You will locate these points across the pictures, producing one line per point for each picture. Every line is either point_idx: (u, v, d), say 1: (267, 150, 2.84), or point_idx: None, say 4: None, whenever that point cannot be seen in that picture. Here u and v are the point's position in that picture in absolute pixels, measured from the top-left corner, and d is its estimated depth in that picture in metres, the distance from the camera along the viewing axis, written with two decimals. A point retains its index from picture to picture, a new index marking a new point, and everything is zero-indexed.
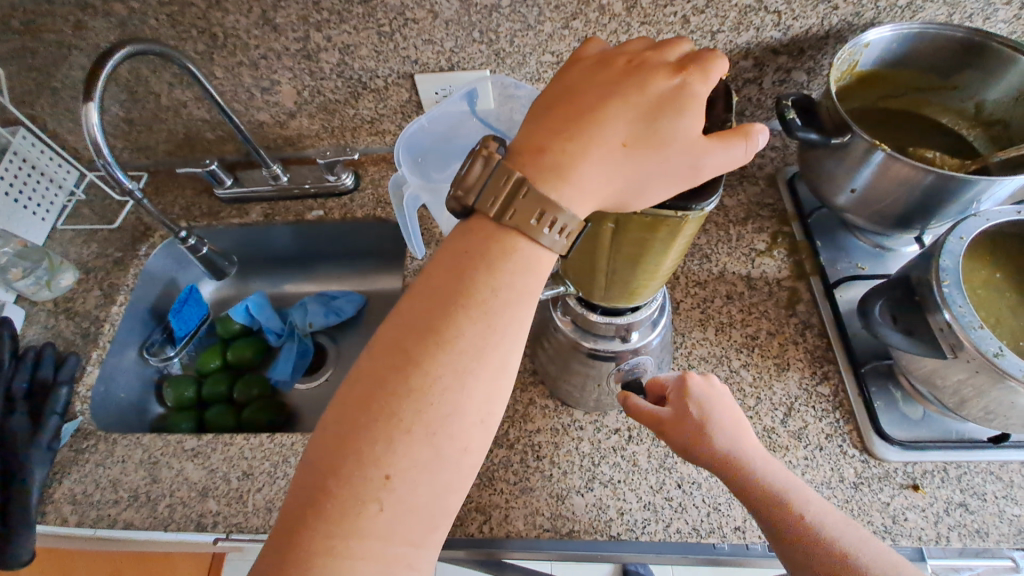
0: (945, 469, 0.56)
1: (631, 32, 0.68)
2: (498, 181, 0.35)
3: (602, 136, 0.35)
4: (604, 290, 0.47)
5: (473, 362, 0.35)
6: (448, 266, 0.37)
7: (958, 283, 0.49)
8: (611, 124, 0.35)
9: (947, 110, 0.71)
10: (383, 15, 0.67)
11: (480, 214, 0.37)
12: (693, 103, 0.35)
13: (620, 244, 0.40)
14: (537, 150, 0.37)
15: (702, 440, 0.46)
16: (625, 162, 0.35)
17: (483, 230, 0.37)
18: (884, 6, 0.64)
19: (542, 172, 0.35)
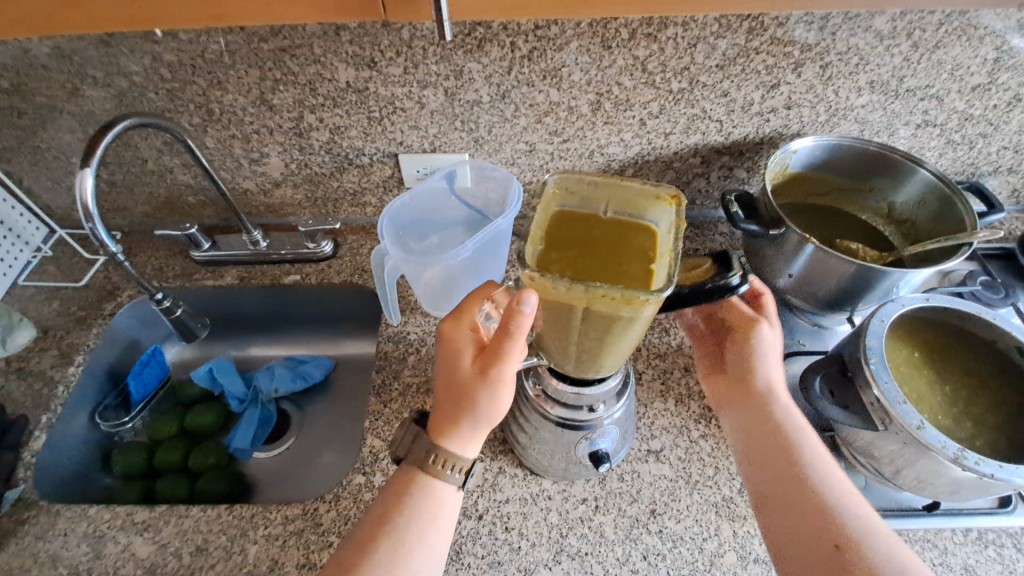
0: None
1: (595, 130, 0.76)
2: (457, 371, 0.49)
3: (466, 378, 0.48)
4: (574, 361, 0.50)
5: (431, 518, 0.49)
6: (438, 427, 0.50)
7: (883, 362, 0.55)
8: (466, 367, 0.48)
9: (865, 209, 0.80)
10: (374, 103, 0.73)
11: (449, 394, 0.49)
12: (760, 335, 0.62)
13: (589, 322, 0.44)
14: (441, 390, 0.50)
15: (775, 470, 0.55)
16: (488, 397, 0.48)
17: (451, 404, 0.49)
18: (808, 120, 0.75)
19: (440, 422, 0.50)
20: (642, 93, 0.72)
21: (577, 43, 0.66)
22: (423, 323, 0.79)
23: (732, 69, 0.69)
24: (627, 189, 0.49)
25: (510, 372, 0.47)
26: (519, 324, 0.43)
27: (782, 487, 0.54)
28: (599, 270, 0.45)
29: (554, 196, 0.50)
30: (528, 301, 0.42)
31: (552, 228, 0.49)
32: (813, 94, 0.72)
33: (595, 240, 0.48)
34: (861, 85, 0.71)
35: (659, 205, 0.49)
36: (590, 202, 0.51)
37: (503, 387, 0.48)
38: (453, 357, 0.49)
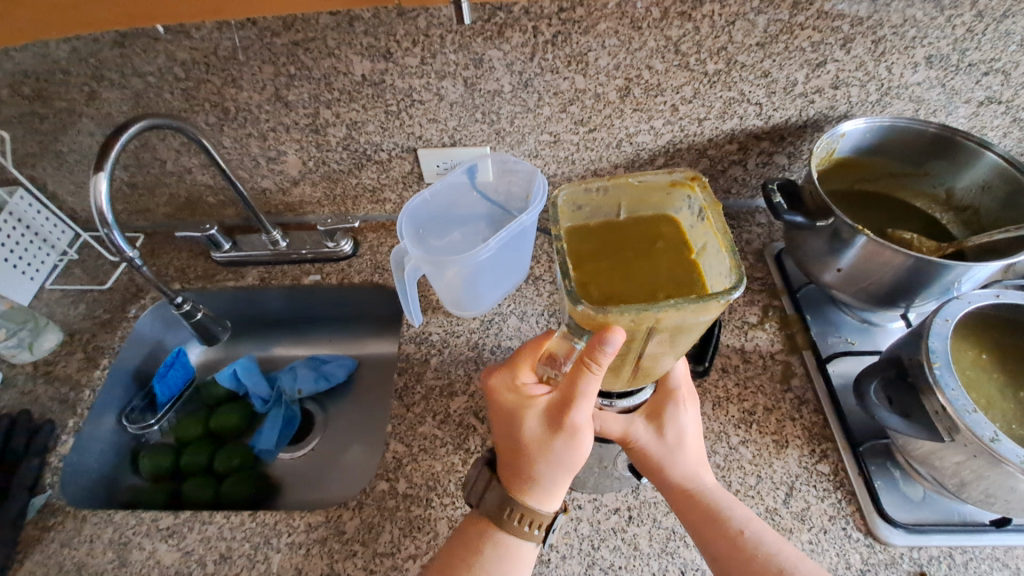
0: (951, 555, 0.54)
1: (624, 117, 0.72)
2: (530, 419, 0.48)
3: (538, 427, 0.48)
4: (629, 372, 0.53)
5: (508, 573, 0.49)
6: (510, 477, 0.49)
7: (949, 365, 0.50)
8: (533, 425, 0.48)
9: (921, 195, 0.73)
10: (391, 96, 0.70)
11: (523, 445, 0.48)
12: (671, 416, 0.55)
13: (655, 338, 0.46)
14: (506, 446, 0.50)
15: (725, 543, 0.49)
16: (565, 442, 0.47)
17: (526, 455, 0.48)
18: (856, 101, 0.70)
19: (511, 484, 0.49)
20: (674, 77, 0.67)
21: (605, 25, 0.62)
22: (445, 323, 0.76)
23: (774, 48, 0.64)
24: (638, 186, 0.51)
25: (583, 417, 0.47)
26: (597, 364, 0.44)
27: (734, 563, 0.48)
28: (643, 280, 0.48)
29: (567, 213, 0.52)
30: (613, 341, 0.42)
31: (578, 245, 0.50)
32: (863, 72, 0.66)
33: (626, 249, 0.50)
34: (917, 60, 0.65)
35: (676, 189, 0.51)
36: (606, 207, 0.53)
37: (579, 435, 0.48)
38: (516, 414, 0.49)
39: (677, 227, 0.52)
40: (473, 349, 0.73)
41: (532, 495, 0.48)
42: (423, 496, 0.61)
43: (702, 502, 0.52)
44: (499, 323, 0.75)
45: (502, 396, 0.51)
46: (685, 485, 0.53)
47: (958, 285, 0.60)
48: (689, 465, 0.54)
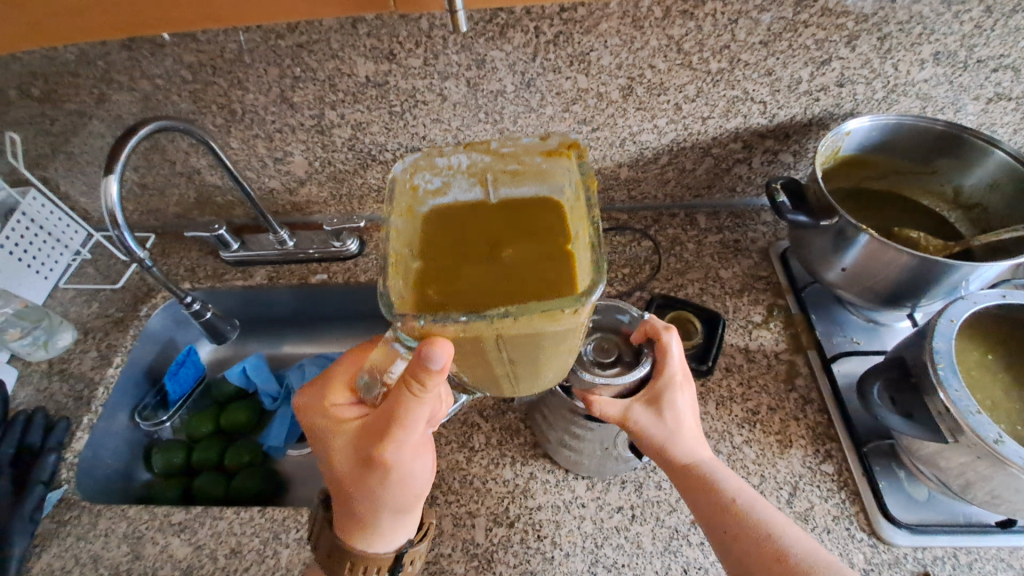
0: (955, 555, 0.54)
1: (627, 116, 0.72)
2: (353, 452, 0.49)
3: (358, 461, 0.48)
4: (509, 383, 0.48)
5: None
6: (345, 513, 0.50)
7: (953, 366, 0.50)
8: (346, 457, 0.49)
9: (928, 193, 0.73)
10: (395, 97, 0.71)
11: (348, 480, 0.49)
12: (670, 398, 0.53)
13: (510, 347, 0.41)
14: (332, 477, 0.51)
15: (724, 515, 0.49)
16: (384, 471, 0.48)
17: (354, 488, 0.49)
18: (862, 98, 0.69)
19: (342, 522, 0.51)
20: (677, 76, 0.67)
21: (607, 25, 0.62)
22: None
23: (778, 45, 0.63)
24: (502, 155, 0.49)
25: (401, 442, 0.46)
26: (414, 391, 0.42)
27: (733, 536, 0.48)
28: (498, 277, 0.43)
29: (426, 200, 0.49)
30: (435, 358, 0.38)
31: (434, 233, 0.47)
32: (869, 69, 0.65)
33: (488, 232, 0.47)
34: (924, 57, 0.64)
35: (553, 159, 0.48)
36: (472, 191, 0.50)
37: (397, 461, 0.48)
38: (330, 442, 0.50)
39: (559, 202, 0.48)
40: None
41: (362, 531, 0.50)
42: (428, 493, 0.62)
43: (702, 481, 0.51)
44: None
45: (320, 425, 0.51)
46: (684, 463, 0.53)
47: (964, 284, 0.59)
48: (687, 443, 0.53)
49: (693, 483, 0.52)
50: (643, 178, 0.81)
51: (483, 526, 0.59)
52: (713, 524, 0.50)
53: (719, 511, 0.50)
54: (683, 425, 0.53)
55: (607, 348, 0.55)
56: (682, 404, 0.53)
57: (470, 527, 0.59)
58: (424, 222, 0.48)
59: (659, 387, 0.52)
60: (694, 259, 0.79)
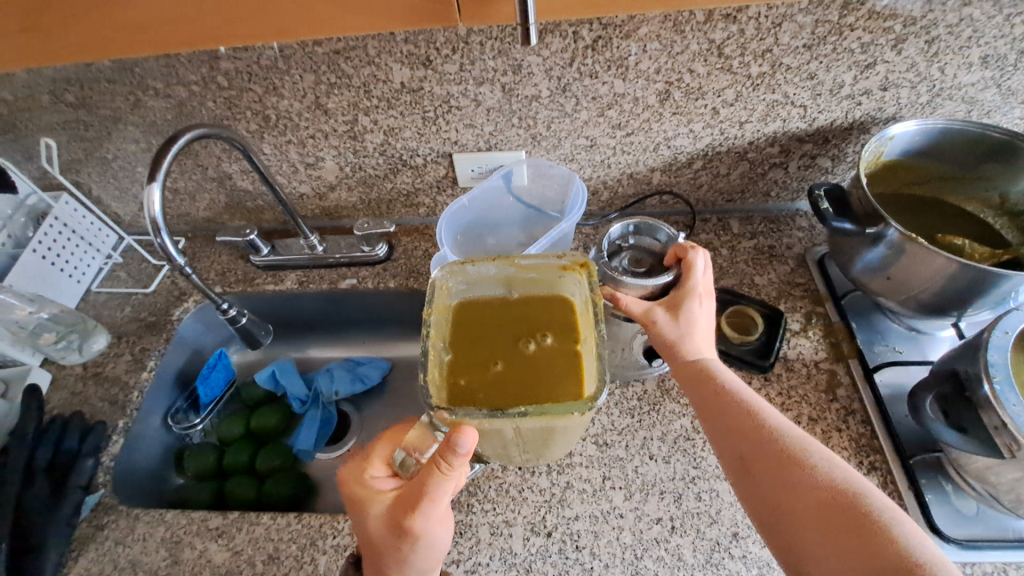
0: (1007, 573, 0.53)
1: (662, 121, 0.71)
2: (385, 525, 0.49)
3: (390, 532, 0.49)
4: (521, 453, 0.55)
5: None
6: None
7: (1009, 379, 0.48)
8: (378, 531, 0.49)
9: (971, 199, 0.71)
10: (429, 102, 0.70)
11: (381, 552, 0.49)
12: (687, 303, 0.58)
13: (525, 435, 0.48)
14: (365, 549, 0.51)
15: (734, 409, 0.52)
16: (416, 542, 0.48)
17: (387, 559, 0.49)
18: (905, 102, 0.67)
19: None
20: (716, 80, 0.66)
21: (646, 29, 0.61)
22: None
23: (821, 49, 0.62)
24: (524, 270, 0.54)
25: (433, 512, 0.48)
26: (451, 465, 0.44)
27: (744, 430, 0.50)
28: (517, 377, 0.49)
29: (453, 293, 0.54)
30: (467, 438, 0.43)
31: (461, 326, 0.53)
32: (914, 72, 0.64)
33: (507, 331, 0.52)
34: (972, 60, 0.62)
35: (566, 273, 0.53)
36: (493, 287, 0.55)
37: (429, 531, 0.49)
38: (362, 516, 0.50)
39: (570, 313, 0.53)
40: None
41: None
42: (463, 502, 0.61)
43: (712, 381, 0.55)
44: None
45: (351, 499, 0.51)
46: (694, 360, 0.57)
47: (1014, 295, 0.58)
48: (697, 344, 0.58)
49: (699, 376, 0.56)
50: (676, 182, 0.80)
51: (520, 535, 0.59)
52: (728, 427, 0.52)
53: (734, 415, 0.52)
54: (699, 332, 0.58)
55: (640, 262, 0.64)
56: (698, 310, 0.59)
57: (507, 537, 0.59)
58: (453, 318, 0.53)
59: (681, 293, 0.58)
60: (728, 265, 0.78)
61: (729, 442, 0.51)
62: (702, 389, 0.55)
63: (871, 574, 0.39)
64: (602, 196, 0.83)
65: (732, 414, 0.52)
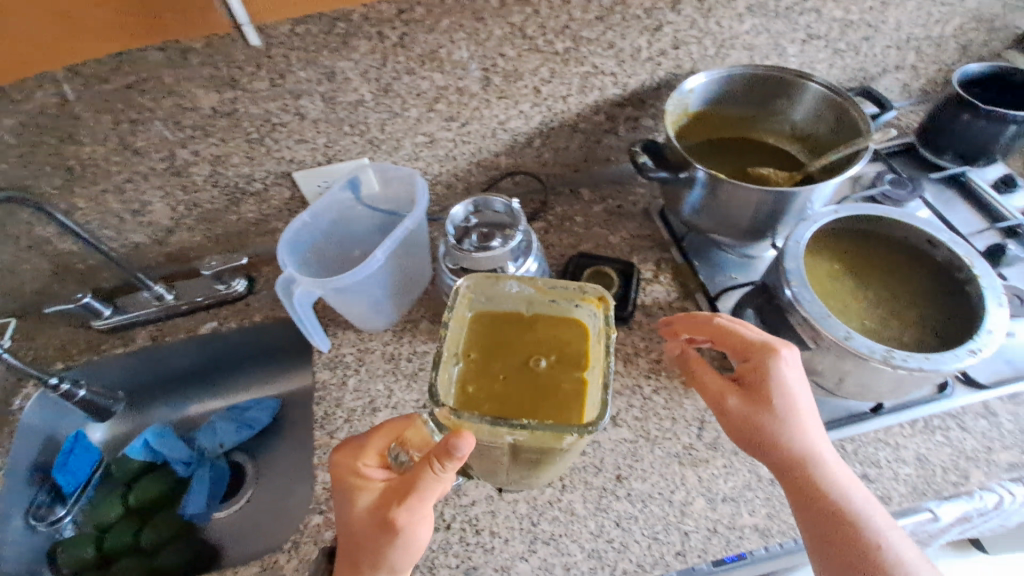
0: (843, 447, 0.60)
1: (491, 107, 0.73)
2: (371, 516, 0.50)
3: (375, 524, 0.50)
4: (503, 474, 0.55)
5: None
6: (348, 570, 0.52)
7: (804, 282, 0.55)
8: (362, 517, 0.50)
9: (772, 132, 0.79)
10: (249, 123, 0.67)
11: (360, 542, 0.50)
12: (772, 387, 0.52)
13: (523, 451, 0.47)
14: (344, 534, 0.52)
15: (810, 491, 0.51)
16: (399, 538, 0.49)
17: (363, 550, 0.50)
18: (698, 56, 0.74)
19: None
20: (528, 60, 0.68)
21: (448, 21, 0.62)
22: (357, 341, 0.74)
23: (612, 19, 0.66)
24: (546, 288, 0.52)
25: (417, 512, 0.49)
26: (443, 466, 0.45)
27: (813, 512, 0.50)
28: (527, 395, 0.48)
29: (469, 304, 0.52)
30: (461, 443, 0.43)
31: (475, 341, 0.51)
32: (696, 29, 0.70)
33: (522, 348, 0.51)
34: (740, 11, 0.69)
35: (583, 304, 0.51)
36: (511, 302, 0.53)
37: (412, 530, 0.50)
38: (351, 503, 0.51)
39: (582, 340, 0.51)
40: (390, 361, 0.72)
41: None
42: None
43: (795, 467, 0.51)
44: (412, 330, 0.74)
45: (342, 485, 0.52)
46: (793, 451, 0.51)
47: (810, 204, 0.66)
48: (803, 432, 0.52)
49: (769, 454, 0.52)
50: (522, 163, 0.83)
51: None
52: (795, 496, 0.51)
53: (801, 488, 0.51)
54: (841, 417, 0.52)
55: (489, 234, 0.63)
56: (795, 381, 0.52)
57: None
58: (469, 330, 0.51)
59: (760, 369, 0.53)
60: (584, 231, 0.82)
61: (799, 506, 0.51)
62: (778, 466, 0.52)
63: None
64: (456, 188, 0.84)
65: (799, 486, 0.51)
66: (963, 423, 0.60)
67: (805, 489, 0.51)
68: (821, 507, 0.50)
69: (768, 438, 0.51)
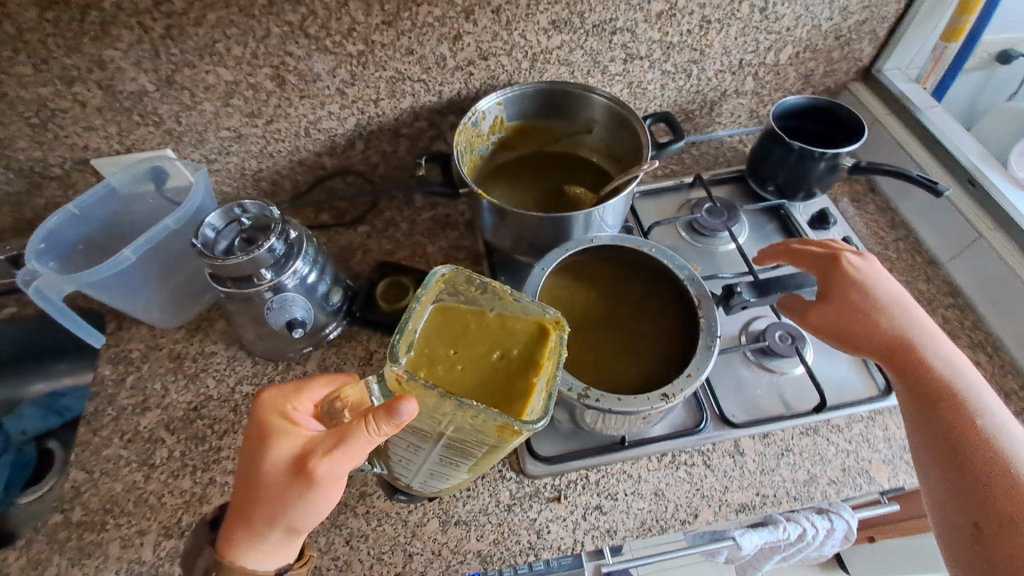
0: (587, 476, 0.60)
1: (295, 106, 0.70)
2: (283, 468, 0.45)
3: (287, 474, 0.45)
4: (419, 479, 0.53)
5: None
6: (243, 522, 0.46)
7: None
8: (275, 467, 0.45)
9: (596, 151, 0.78)
10: (25, 108, 0.64)
11: (266, 493, 0.45)
12: (852, 264, 0.60)
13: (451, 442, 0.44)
14: (249, 485, 0.46)
15: (871, 336, 0.57)
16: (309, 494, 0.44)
17: (267, 502, 0.45)
18: (513, 69, 0.71)
19: (230, 533, 0.47)
20: (323, 61, 0.66)
21: (215, 16, 0.59)
22: (148, 336, 0.72)
23: (403, 25, 0.64)
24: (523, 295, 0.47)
25: (335, 471, 0.44)
26: (374, 425, 0.40)
27: (892, 354, 0.56)
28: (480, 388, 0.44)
29: (439, 288, 0.46)
30: (402, 411, 0.39)
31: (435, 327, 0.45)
32: (500, 41, 0.67)
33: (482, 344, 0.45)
34: (545, 25, 0.67)
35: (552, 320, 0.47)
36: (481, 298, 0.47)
37: (326, 489, 0.44)
38: (269, 446, 0.46)
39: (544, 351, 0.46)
40: (174, 360, 0.70)
41: (246, 547, 0.46)
42: (98, 521, 0.60)
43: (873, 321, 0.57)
44: (205, 329, 0.73)
45: (265, 426, 0.47)
46: (874, 309, 0.58)
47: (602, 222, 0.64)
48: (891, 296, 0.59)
49: (840, 317, 0.58)
50: (348, 164, 0.80)
51: (151, 540, 0.59)
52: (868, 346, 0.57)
53: (863, 339, 0.57)
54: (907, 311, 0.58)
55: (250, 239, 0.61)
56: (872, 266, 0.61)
57: (137, 546, 0.58)
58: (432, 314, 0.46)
59: (836, 253, 0.61)
60: (405, 238, 0.81)
61: (861, 349, 0.58)
62: (849, 324, 0.58)
63: (970, 480, 0.49)
64: (285, 185, 0.81)
65: (858, 333, 0.57)
66: (708, 460, 0.60)
67: (867, 337, 0.57)
68: (891, 352, 0.56)
69: (865, 327, 0.57)
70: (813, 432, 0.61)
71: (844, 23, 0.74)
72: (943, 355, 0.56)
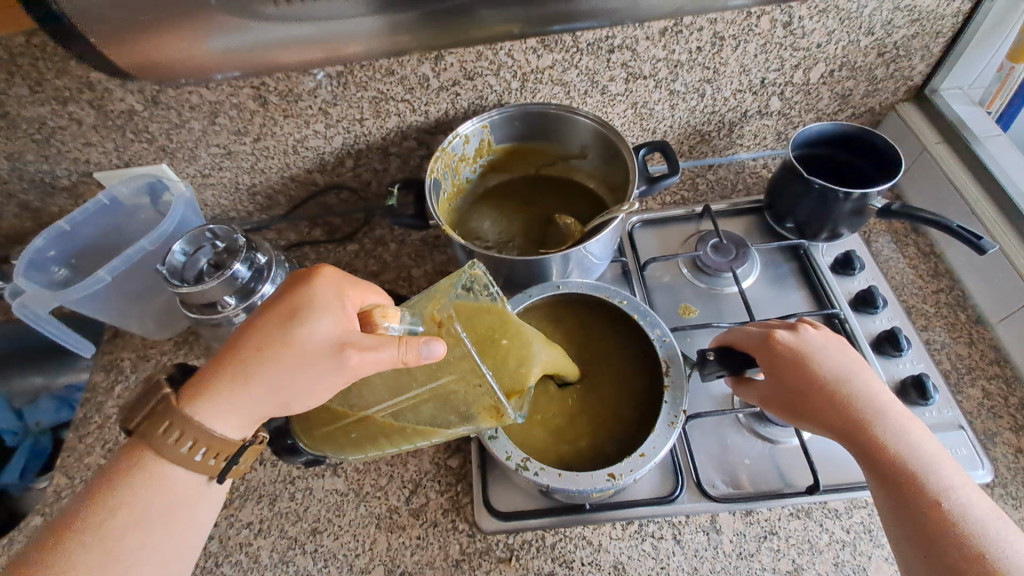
0: (543, 537, 0.55)
1: (281, 125, 0.69)
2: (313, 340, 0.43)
3: (316, 346, 0.43)
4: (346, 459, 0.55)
5: (150, 520, 0.43)
6: (242, 367, 0.44)
7: None
8: (306, 335, 0.43)
9: (592, 176, 0.73)
10: (26, 125, 0.66)
11: (282, 353, 0.43)
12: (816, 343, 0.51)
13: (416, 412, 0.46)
14: (271, 332, 0.44)
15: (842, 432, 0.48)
16: (322, 375, 0.43)
17: (278, 358, 0.43)
18: (502, 89, 0.66)
19: (217, 374, 0.44)
20: (303, 81, 0.64)
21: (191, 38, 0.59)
22: (139, 346, 0.75)
23: (381, 45, 0.61)
24: None
25: (357, 367, 0.42)
26: (411, 351, 0.42)
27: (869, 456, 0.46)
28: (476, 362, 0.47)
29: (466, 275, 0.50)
30: (434, 351, 0.42)
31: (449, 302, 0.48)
32: (486, 60, 0.63)
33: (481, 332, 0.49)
34: (533, 44, 0.62)
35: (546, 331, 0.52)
36: None
37: (339, 379, 0.43)
38: (311, 313, 0.44)
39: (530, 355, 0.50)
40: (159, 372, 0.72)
41: (225, 399, 0.44)
42: None
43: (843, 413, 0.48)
44: (192, 343, 0.74)
45: (315, 294, 0.45)
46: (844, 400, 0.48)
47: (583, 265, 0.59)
48: (861, 384, 0.49)
49: (802, 407, 0.50)
50: (340, 182, 0.78)
51: None
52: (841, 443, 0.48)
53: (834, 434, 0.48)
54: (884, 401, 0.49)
55: (217, 266, 0.61)
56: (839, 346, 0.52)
57: None
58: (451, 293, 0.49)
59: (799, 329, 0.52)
60: (392, 259, 0.79)
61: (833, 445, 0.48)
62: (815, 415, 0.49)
63: None
64: (280, 200, 0.80)
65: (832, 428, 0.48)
66: (679, 534, 0.54)
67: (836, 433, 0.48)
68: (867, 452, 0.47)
69: (833, 420, 0.48)
70: (804, 515, 0.54)
71: (889, 38, 0.64)
72: (928, 458, 0.46)
